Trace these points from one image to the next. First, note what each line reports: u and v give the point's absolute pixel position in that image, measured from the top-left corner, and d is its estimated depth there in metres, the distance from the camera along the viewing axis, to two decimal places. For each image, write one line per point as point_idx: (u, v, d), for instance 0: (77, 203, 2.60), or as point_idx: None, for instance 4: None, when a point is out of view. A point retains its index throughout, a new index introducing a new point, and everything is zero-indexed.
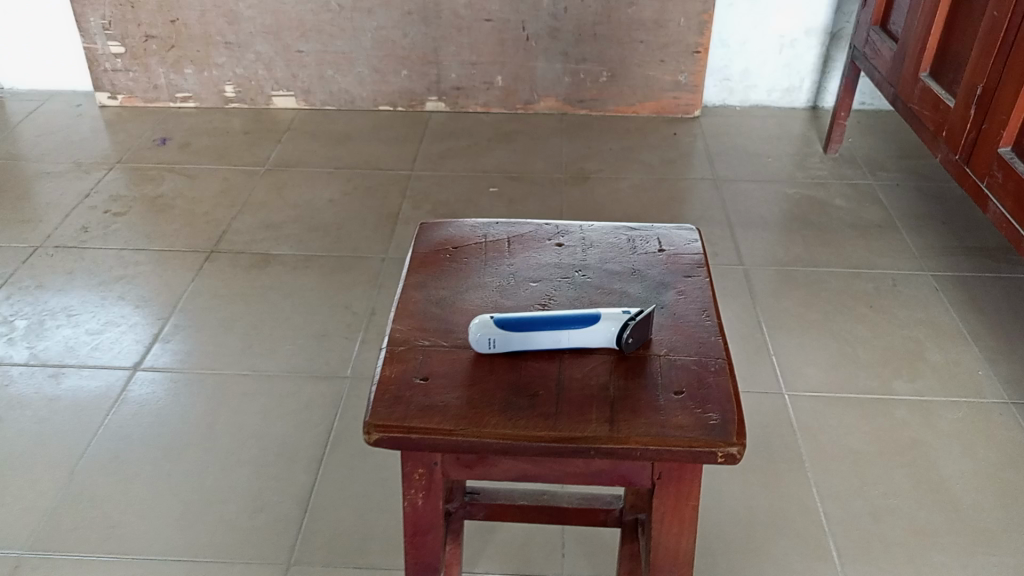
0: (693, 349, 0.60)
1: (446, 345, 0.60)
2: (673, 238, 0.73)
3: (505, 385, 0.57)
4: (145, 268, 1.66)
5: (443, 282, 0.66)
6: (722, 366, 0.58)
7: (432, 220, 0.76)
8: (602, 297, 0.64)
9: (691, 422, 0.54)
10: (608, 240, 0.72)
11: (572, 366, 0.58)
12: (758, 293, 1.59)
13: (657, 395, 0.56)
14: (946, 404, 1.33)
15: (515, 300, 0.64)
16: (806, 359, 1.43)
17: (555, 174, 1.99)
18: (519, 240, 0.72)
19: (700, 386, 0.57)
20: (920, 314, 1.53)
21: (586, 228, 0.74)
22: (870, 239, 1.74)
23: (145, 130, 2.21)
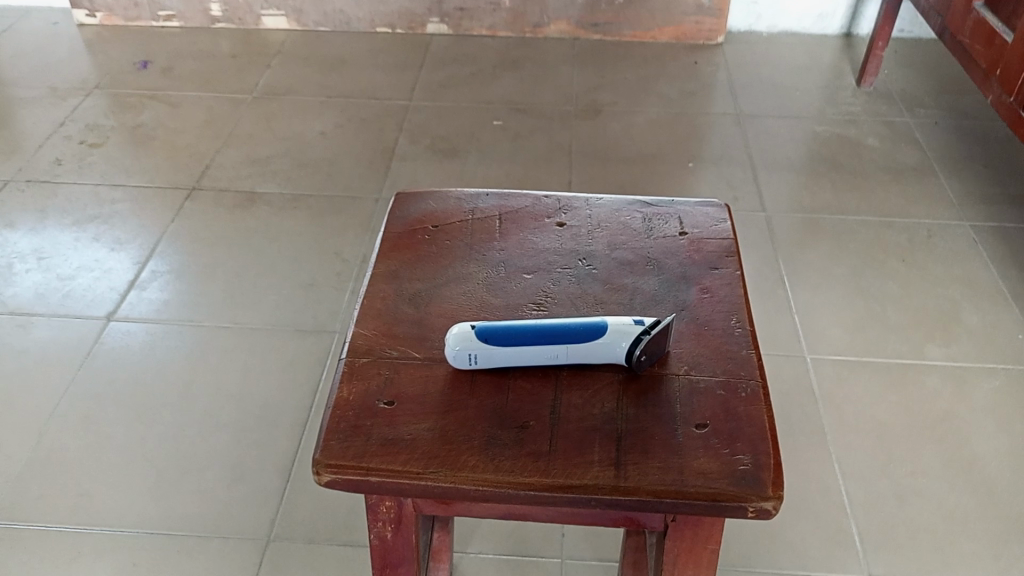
0: (721, 368, 0.50)
1: (419, 358, 0.51)
2: (696, 216, 0.65)
3: (488, 414, 0.47)
4: (123, 207, 1.55)
5: (419, 270, 0.59)
6: (755, 391, 0.48)
7: (413, 190, 0.69)
8: (609, 295, 0.56)
9: (717, 469, 0.44)
10: (620, 219, 0.65)
11: (571, 390, 0.49)
12: (781, 244, 1.47)
13: (674, 430, 0.46)
14: (984, 372, 1.23)
15: (504, 296, 0.56)
16: (831, 318, 1.32)
17: (565, 106, 1.84)
18: (511, 218, 0.65)
19: (727, 418, 0.47)
20: (957, 270, 1.41)
21: (594, 205, 0.66)
22: (904, 183, 1.60)
23: (126, 51, 2.06)
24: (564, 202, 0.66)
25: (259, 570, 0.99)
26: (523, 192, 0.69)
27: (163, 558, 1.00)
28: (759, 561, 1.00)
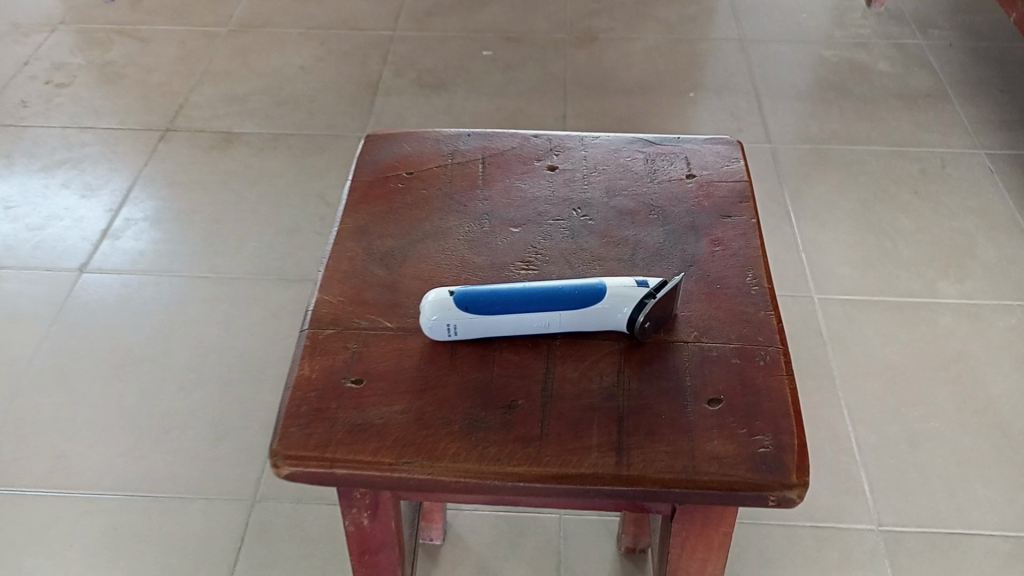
0: (735, 332, 0.50)
1: (391, 328, 0.50)
2: (703, 156, 0.66)
3: (472, 392, 0.47)
4: (93, 150, 1.47)
5: (390, 226, 0.58)
6: (775, 359, 0.48)
7: (392, 131, 0.69)
8: (605, 247, 0.57)
9: (732, 452, 0.43)
10: (620, 160, 0.65)
11: (567, 362, 0.48)
12: (787, 176, 1.40)
13: (685, 408, 0.45)
14: (999, 310, 1.17)
15: (488, 255, 0.56)
16: (839, 255, 1.26)
17: (559, 34, 1.74)
18: (496, 163, 0.65)
19: (742, 391, 0.46)
20: (972, 202, 1.34)
21: (592, 148, 0.66)
22: (916, 110, 1.52)
23: None
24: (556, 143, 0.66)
25: (245, 533, 0.95)
26: (509, 133, 0.69)
27: (145, 522, 0.96)
28: (765, 512, 0.96)
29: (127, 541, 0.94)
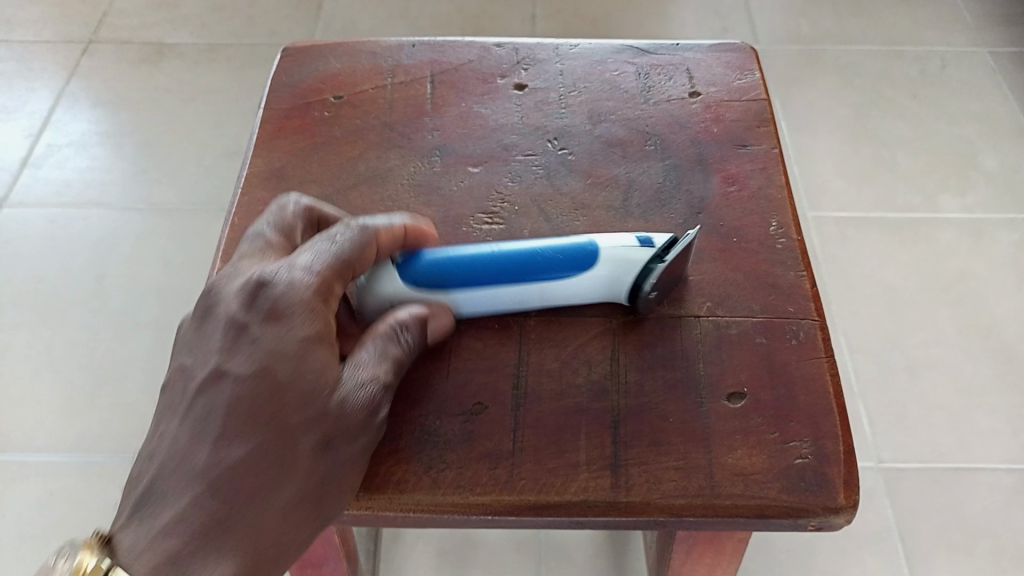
0: (759, 302, 0.49)
1: None
2: (706, 67, 0.62)
3: (425, 396, 0.46)
4: (7, 67, 1.31)
5: (313, 169, 0.55)
6: (804, 339, 0.47)
7: (324, 42, 0.64)
8: (583, 187, 0.54)
9: (761, 469, 0.42)
10: (604, 73, 0.62)
11: (543, 351, 0.47)
12: (775, 81, 1.29)
13: (698, 411, 0.44)
14: (1003, 223, 1.09)
15: (440, 205, 0.53)
16: (833, 167, 1.17)
17: None
18: (450, 81, 0.61)
19: (766, 385, 0.45)
20: (974, 105, 1.24)
21: (571, 62, 0.62)
22: (913, 4, 1.40)
23: None
24: (524, 57, 0.62)
25: None
26: (463, 41, 0.64)
27: (83, 486, 0.87)
28: None
29: (65, 507, 0.86)
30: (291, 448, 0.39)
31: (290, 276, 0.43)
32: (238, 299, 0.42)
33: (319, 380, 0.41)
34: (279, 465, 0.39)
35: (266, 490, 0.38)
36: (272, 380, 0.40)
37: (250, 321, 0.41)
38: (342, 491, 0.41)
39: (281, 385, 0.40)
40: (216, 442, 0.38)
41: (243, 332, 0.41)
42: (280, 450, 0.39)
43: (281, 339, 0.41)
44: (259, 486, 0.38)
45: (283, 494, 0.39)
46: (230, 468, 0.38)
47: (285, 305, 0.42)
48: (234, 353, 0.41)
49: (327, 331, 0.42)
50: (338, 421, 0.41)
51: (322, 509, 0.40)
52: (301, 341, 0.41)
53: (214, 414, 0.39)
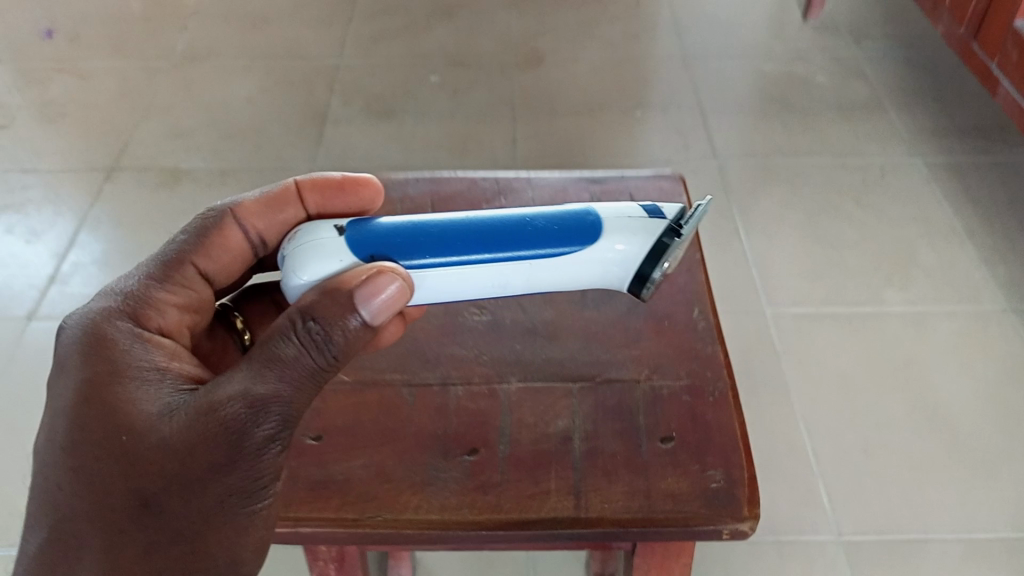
0: (684, 369, 0.60)
1: (347, 383, 0.60)
2: (648, 188, 0.75)
3: (430, 443, 0.55)
4: (36, 193, 1.44)
5: None
6: (723, 396, 0.58)
7: None
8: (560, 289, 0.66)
9: (688, 490, 0.52)
10: (567, 197, 0.74)
11: (522, 406, 0.57)
12: (734, 192, 1.43)
13: (642, 448, 0.54)
14: (941, 315, 1.21)
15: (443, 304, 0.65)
16: (787, 268, 1.29)
17: (504, 56, 1.76)
18: (444, 202, 0.73)
19: (694, 428, 0.56)
20: (911, 209, 1.38)
21: (538, 188, 0.75)
22: (854, 121, 1.57)
23: (28, 19, 1.90)
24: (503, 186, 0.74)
25: None
26: (454, 174, 0.77)
27: None
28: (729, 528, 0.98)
29: None
30: (116, 497, 0.46)
31: (105, 316, 0.53)
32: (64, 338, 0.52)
33: (140, 418, 0.47)
34: (103, 517, 0.46)
35: (87, 541, 0.46)
36: (79, 432, 0.47)
37: (70, 376, 0.50)
38: (193, 533, 0.46)
39: (91, 435, 0.47)
40: (41, 503, 0.47)
41: (65, 365, 0.50)
42: (101, 499, 0.46)
43: (93, 380, 0.49)
44: (84, 537, 0.46)
45: (101, 541, 0.46)
46: (57, 521, 0.46)
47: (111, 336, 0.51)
48: (52, 415, 0.49)
49: (151, 364, 0.51)
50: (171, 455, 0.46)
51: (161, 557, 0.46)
52: (115, 384, 0.49)
53: (40, 476, 0.48)
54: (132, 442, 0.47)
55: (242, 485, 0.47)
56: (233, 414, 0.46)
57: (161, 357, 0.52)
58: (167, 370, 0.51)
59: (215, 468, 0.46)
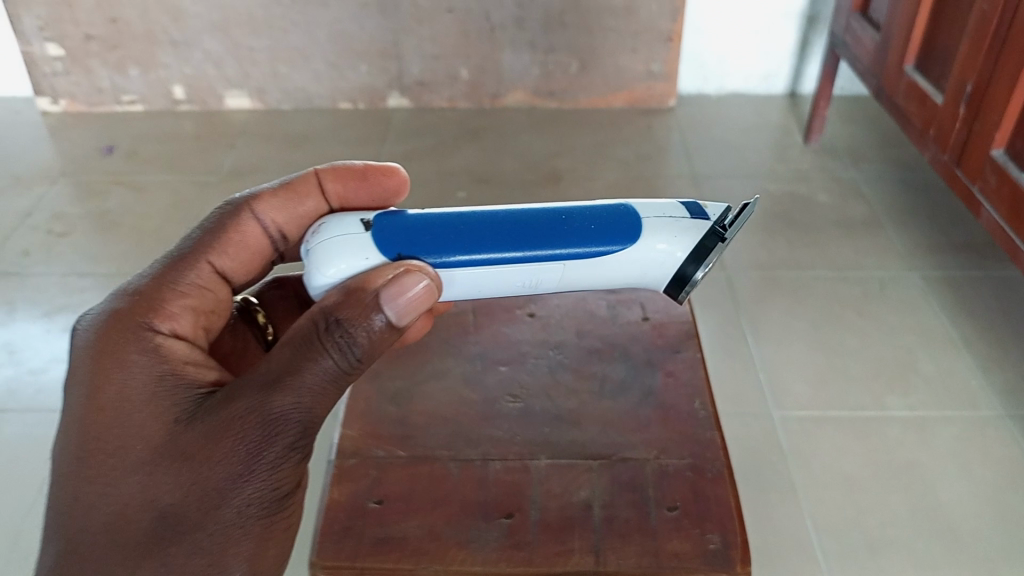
0: (687, 451, 0.73)
1: (402, 457, 0.74)
2: (655, 299, 0.91)
3: (473, 509, 0.69)
4: (92, 295, 1.55)
5: (400, 370, 0.83)
6: (720, 473, 0.71)
7: None
8: (580, 382, 0.81)
9: (689, 550, 0.65)
10: (586, 306, 0.90)
11: (550, 480, 0.72)
12: (742, 301, 1.52)
13: (651, 514, 0.68)
14: (941, 420, 1.28)
15: (483, 390, 0.80)
16: (793, 373, 1.37)
17: (526, 174, 1.90)
18: (485, 310, 0.90)
19: (695, 499, 0.69)
20: (910, 319, 1.47)
21: (561, 297, 0.92)
22: (853, 237, 1.68)
23: (90, 137, 2.08)
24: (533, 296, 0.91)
25: None
26: None
27: None
28: None
29: None
30: (153, 489, 0.63)
31: (125, 316, 0.68)
32: (84, 340, 0.67)
33: (163, 421, 0.64)
34: (138, 508, 0.63)
35: (126, 525, 0.63)
36: (112, 440, 0.63)
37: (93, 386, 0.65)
38: (210, 518, 0.63)
39: (121, 443, 0.64)
40: (83, 499, 0.63)
41: (84, 371, 0.66)
42: (139, 493, 0.63)
43: (122, 388, 0.65)
44: (127, 524, 0.63)
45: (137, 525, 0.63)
46: (101, 515, 0.63)
47: (132, 341, 0.66)
48: (81, 423, 0.64)
49: (167, 367, 0.66)
50: (197, 451, 0.63)
51: (185, 537, 0.63)
52: (139, 392, 0.65)
53: (79, 473, 0.64)
54: (160, 450, 0.63)
55: (252, 475, 0.64)
56: (251, 420, 0.63)
57: (179, 353, 0.68)
58: (182, 372, 0.66)
59: (233, 460, 0.63)
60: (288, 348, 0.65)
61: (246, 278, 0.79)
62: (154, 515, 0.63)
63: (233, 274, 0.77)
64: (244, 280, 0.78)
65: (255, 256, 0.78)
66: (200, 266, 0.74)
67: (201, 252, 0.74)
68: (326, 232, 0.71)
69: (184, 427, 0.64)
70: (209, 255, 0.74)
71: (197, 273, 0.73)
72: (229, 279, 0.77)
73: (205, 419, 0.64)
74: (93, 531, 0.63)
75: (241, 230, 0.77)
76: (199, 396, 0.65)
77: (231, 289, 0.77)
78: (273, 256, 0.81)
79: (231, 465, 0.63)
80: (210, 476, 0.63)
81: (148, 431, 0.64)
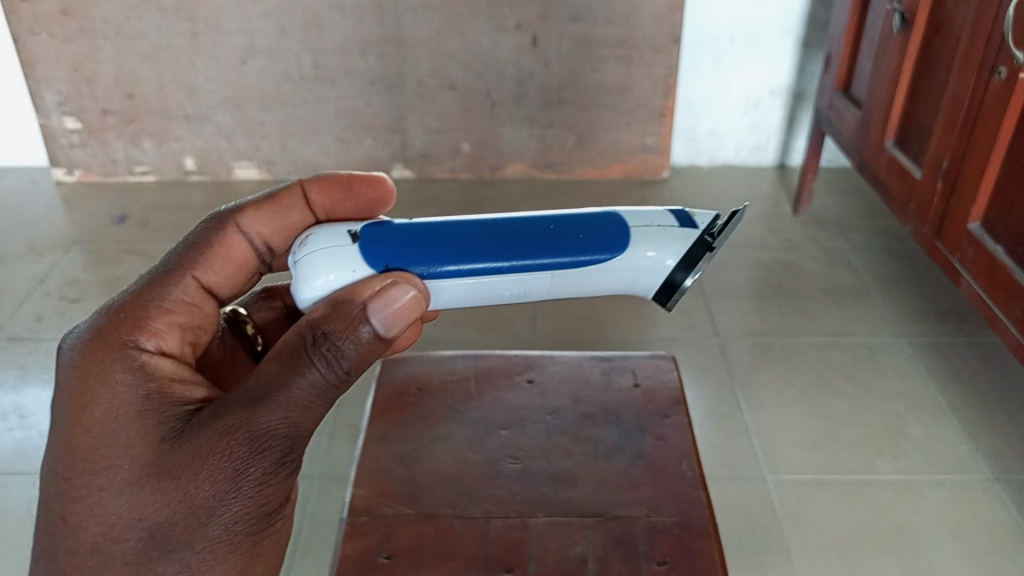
0: (676, 509, 0.77)
1: (410, 514, 0.77)
2: (647, 367, 0.95)
3: (475, 564, 0.73)
4: None
5: (407, 433, 0.87)
6: (706, 529, 0.75)
7: (397, 357, 0.98)
8: (577, 444, 0.85)
9: None
10: (581, 374, 0.94)
11: (547, 536, 0.75)
12: (735, 367, 1.56)
13: (641, 567, 0.72)
14: (930, 484, 1.31)
15: (485, 452, 0.84)
16: (786, 438, 1.40)
17: None
18: (487, 377, 0.94)
19: (683, 553, 0.73)
20: (899, 385, 1.51)
21: (557, 366, 0.96)
22: (843, 305, 1.73)
23: (103, 206, 2.15)
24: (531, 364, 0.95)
25: None
26: (493, 353, 0.98)
27: None
28: None
29: None
30: (137, 511, 0.58)
31: (109, 332, 0.61)
32: (67, 356, 0.61)
33: (149, 442, 0.59)
34: (121, 532, 0.58)
35: (108, 549, 0.58)
36: (94, 460, 0.58)
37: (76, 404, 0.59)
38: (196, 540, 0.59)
39: (105, 463, 0.58)
40: (66, 521, 0.59)
41: (66, 391, 0.60)
42: (121, 515, 0.58)
43: (104, 407, 0.59)
44: (110, 548, 0.58)
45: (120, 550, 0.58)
46: (83, 537, 0.58)
47: (116, 359, 0.60)
48: (65, 442, 0.59)
49: (154, 384, 0.60)
50: (184, 472, 0.58)
51: (171, 560, 0.59)
52: (123, 410, 0.59)
53: (61, 495, 0.59)
54: (145, 471, 0.58)
55: (241, 494, 0.60)
56: (241, 438, 0.58)
57: (165, 369, 0.62)
58: (168, 390, 0.61)
59: (222, 481, 0.59)
60: (277, 361, 0.60)
61: (232, 292, 0.72)
62: (139, 537, 0.58)
63: (219, 288, 0.70)
64: (231, 294, 0.72)
65: (241, 270, 0.71)
66: (185, 280, 0.67)
67: (187, 265, 0.67)
68: (309, 243, 0.65)
69: (171, 445, 0.59)
70: (194, 270, 0.67)
71: (181, 288, 0.66)
72: (215, 294, 0.70)
73: (192, 437, 0.58)
74: (77, 557, 0.58)
75: (227, 244, 0.70)
76: (187, 413, 0.60)
77: (217, 303, 0.70)
78: (261, 267, 0.74)
79: (219, 487, 0.59)
80: (197, 496, 0.58)
81: (133, 451, 0.58)
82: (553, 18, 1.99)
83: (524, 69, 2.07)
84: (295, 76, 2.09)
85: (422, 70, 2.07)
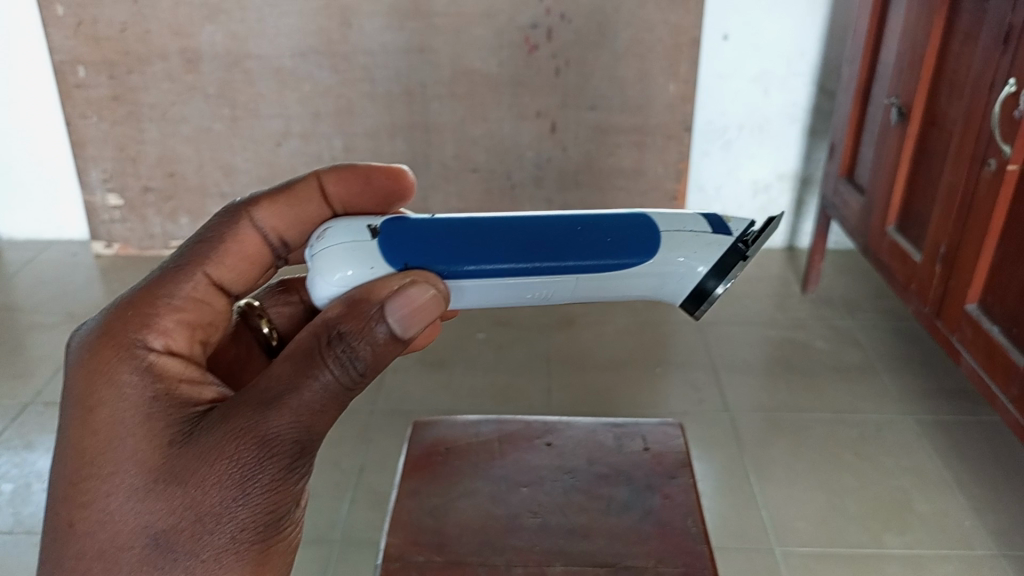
0: (681, 560, 0.81)
1: (439, 561, 0.82)
2: (656, 433, 1.01)
3: None
4: None
5: (433, 488, 0.92)
6: None
7: (425, 420, 1.04)
8: (591, 501, 0.90)
9: None
10: (596, 438, 1.00)
11: None
12: (746, 442, 1.60)
13: None
14: (938, 559, 1.33)
15: (506, 507, 0.89)
16: (796, 510, 1.44)
17: (542, 318, 2.03)
18: (509, 440, 1.00)
19: None
20: (907, 462, 1.54)
21: (573, 430, 1.02)
22: (851, 382, 1.78)
23: (139, 278, 2.25)
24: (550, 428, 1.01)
25: None
26: (514, 418, 1.04)
27: None
28: None
29: None
30: (145, 512, 0.63)
31: (119, 336, 0.68)
32: (76, 362, 0.67)
33: (157, 444, 0.64)
34: (130, 533, 0.63)
35: (116, 552, 0.63)
36: (104, 462, 0.63)
37: (86, 410, 0.65)
38: (202, 542, 0.63)
39: (112, 465, 0.63)
40: (76, 525, 0.63)
41: (77, 394, 0.66)
42: (128, 517, 0.63)
43: (116, 410, 0.65)
44: (117, 550, 0.63)
45: (129, 552, 0.62)
46: (93, 539, 0.63)
47: (126, 359, 0.66)
48: (76, 445, 0.64)
49: (163, 387, 0.66)
50: (192, 474, 0.63)
51: (176, 563, 0.63)
52: (132, 413, 0.65)
53: (71, 498, 0.64)
54: (152, 474, 0.63)
55: (245, 496, 0.65)
56: (248, 441, 0.64)
57: (174, 371, 0.68)
58: (175, 393, 0.67)
59: (228, 483, 0.64)
60: (288, 363, 0.66)
61: (247, 286, 0.79)
62: (145, 543, 0.62)
63: (232, 283, 0.77)
64: (246, 287, 0.79)
65: (253, 264, 0.79)
66: (195, 276, 0.74)
67: (199, 261, 0.75)
68: (332, 236, 0.72)
69: (179, 448, 0.64)
70: (205, 265, 0.75)
71: (191, 284, 0.74)
72: (228, 289, 0.77)
73: (200, 438, 0.64)
74: (83, 563, 0.63)
75: (240, 239, 0.78)
76: (195, 416, 0.66)
77: (230, 298, 0.78)
78: (276, 261, 0.83)
79: (227, 490, 0.64)
80: (203, 499, 0.63)
81: (141, 453, 0.64)
82: (572, 106, 2.11)
83: (543, 153, 2.18)
84: (326, 157, 2.21)
85: (447, 154, 2.19)
